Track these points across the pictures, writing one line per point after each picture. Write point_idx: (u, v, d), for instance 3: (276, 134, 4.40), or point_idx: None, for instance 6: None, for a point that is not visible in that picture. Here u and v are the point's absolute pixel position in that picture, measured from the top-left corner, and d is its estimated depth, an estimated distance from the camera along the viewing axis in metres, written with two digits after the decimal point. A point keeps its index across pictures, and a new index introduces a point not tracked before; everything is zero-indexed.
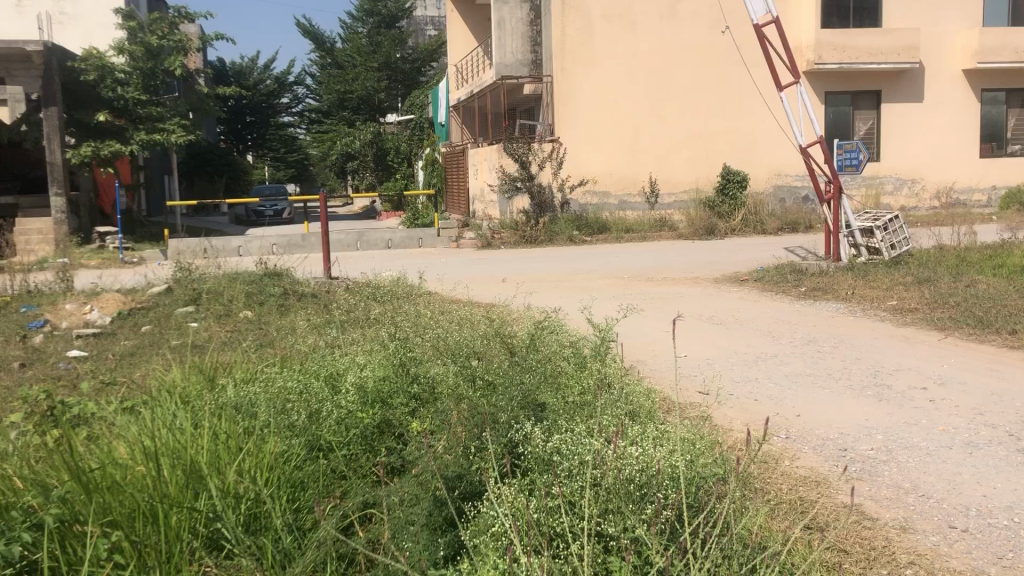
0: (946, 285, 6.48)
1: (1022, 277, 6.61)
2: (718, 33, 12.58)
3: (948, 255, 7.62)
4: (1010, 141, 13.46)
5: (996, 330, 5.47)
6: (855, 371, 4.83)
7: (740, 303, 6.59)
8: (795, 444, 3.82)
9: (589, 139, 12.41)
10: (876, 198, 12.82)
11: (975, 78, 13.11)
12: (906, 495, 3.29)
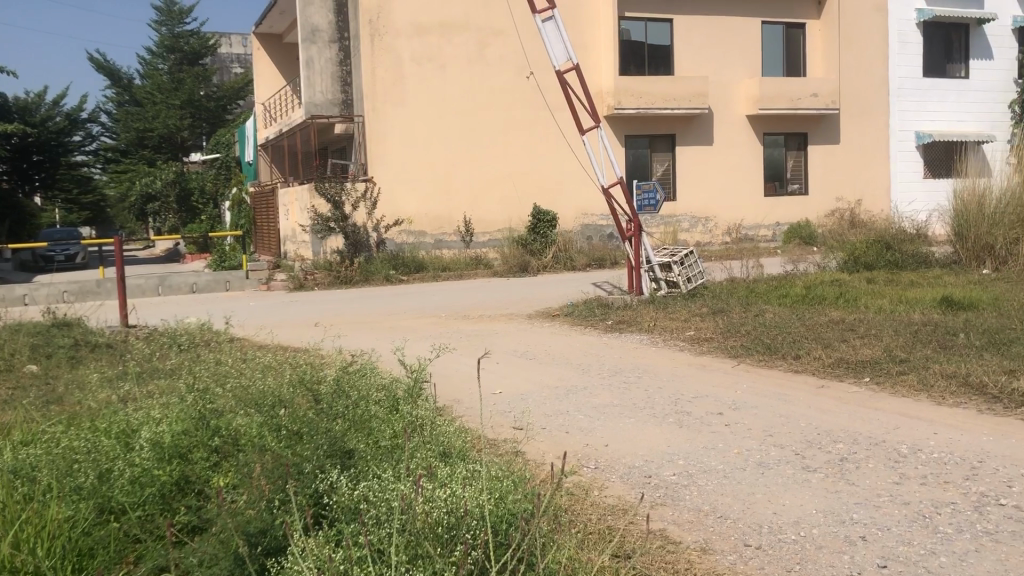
0: (737, 315, 6.94)
1: (802, 307, 7.20)
2: (524, 77, 13.00)
3: (739, 287, 8.18)
4: (791, 181, 14.68)
5: (782, 356, 5.92)
6: (659, 400, 5.06)
7: (551, 338, 6.77)
8: (605, 473, 3.94)
9: (403, 179, 12.47)
10: (675, 235, 13.58)
11: (759, 122, 14.21)
12: (706, 518, 3.46)
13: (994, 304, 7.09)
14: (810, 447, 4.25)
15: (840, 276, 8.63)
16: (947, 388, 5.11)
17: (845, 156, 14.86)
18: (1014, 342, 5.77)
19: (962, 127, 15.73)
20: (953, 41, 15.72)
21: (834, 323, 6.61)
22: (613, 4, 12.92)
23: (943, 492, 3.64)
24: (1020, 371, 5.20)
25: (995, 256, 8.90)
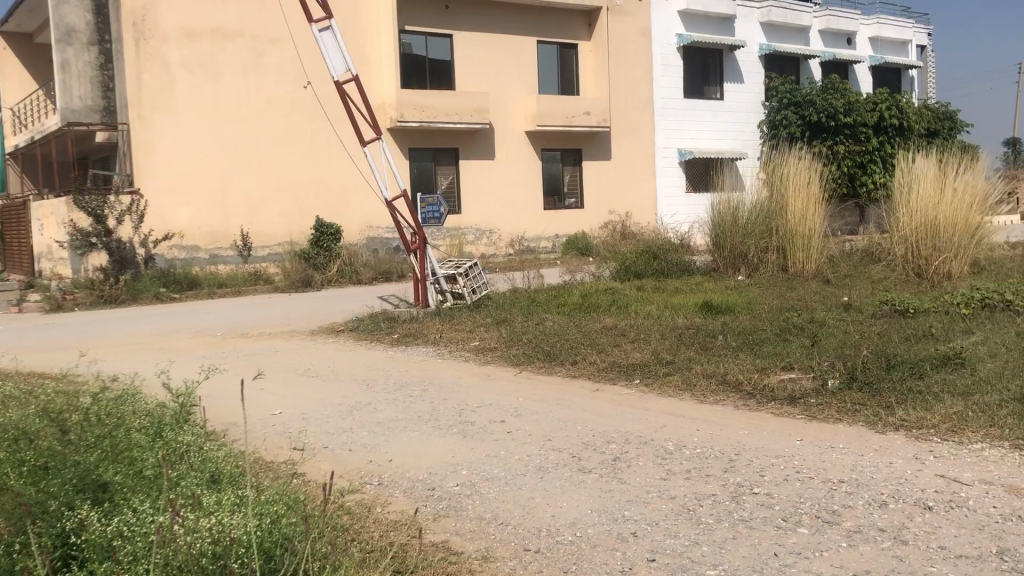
0: (519, 324, 7.14)
1: (580, 315, 7.51)
2: (301, 88, 12.76)
3: (521, 296, 8.43)
4: (567, 195, 15.31)
5: (561, 362, 6.15)
6: (443, 412, 5.09)
7: (334, 354, 6.64)
8: (388, 489, 3.90)
9: (174, 191, 11.83)
10: (459, 246, 13.74)
11: (537, 138, 14.69)
12: (488, 525, 3.50)
13: (748, 307, 7.72)
14: (586, 449, 4.41)
15: (613, 284, 9.08)
16: (707, 387, 5.51)
17: (617, 171, 15.69)
18: (764, 342, 6.31)
19: (719, 145, 17.09)
20: (709, 67, 17.09)
21: (607, 329, 6.94)
22: (392, 17, 12.88)
23: (705, 485, 3.89)
24: (769, 368, 5.70)
25: (748, 264, 9.70)
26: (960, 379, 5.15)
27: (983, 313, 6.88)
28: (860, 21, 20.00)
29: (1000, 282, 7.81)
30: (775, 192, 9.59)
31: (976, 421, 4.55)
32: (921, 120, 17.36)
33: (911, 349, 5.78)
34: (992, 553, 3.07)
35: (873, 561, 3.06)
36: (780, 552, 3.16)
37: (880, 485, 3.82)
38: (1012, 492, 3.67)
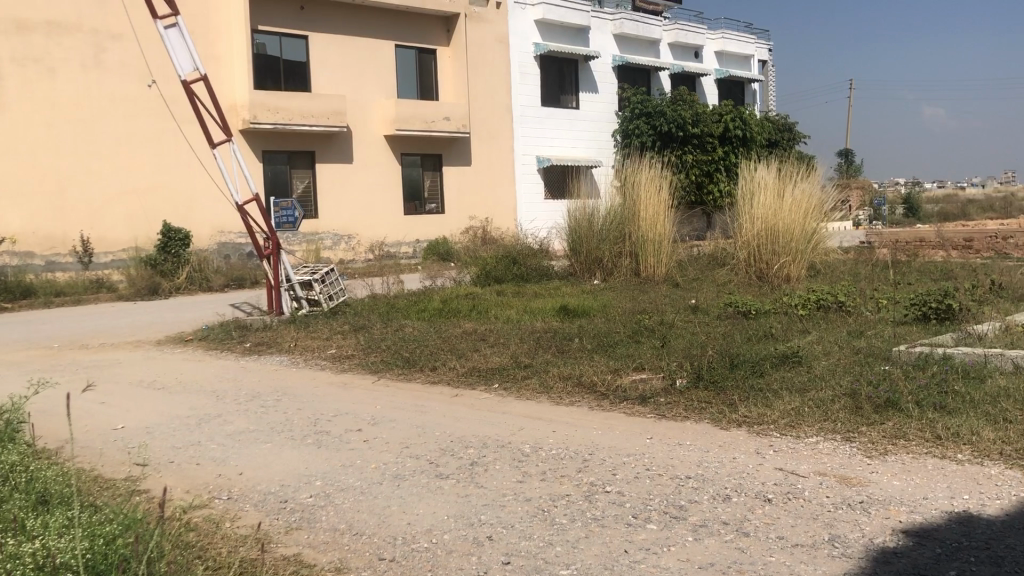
0: (378, 331, 7.06)
1: (439, 320, 7.51)
2: (146, 87, 12.23)
3: (379, 302, 8.37)
4: (427, 200, 15.29)
5: (420, 368, 6.13)
6: (297, 421, 4.97)
7: (182, 364, 6.38)
8: (238, 503, 3.77)
9: (5, 194, 11.07)
10: (317, 252, 13.46)
11: (395, 143, 14.59)
12: (341, 536, 3.44)
13: (603, 310, 7.92)
14: (444, 455, 4.40)
15: (473, 289, 9.13)
16: (563, 389, 5.63)
17: (476, 176, 15.79)
18: (617, 344, 6.51)
19: (575, 153, 17.50)
20: (564, 75, 17.45)
21: (466, 334, 6.97)
22: (244, 15, 12.48)
23: (559, 486, 3.96)
24: (621, 369, 5.91)
25: (603, 268, 9.95)
26: (796, 376, 5.46)
27: (819, 313, 7.31)
28: (706, 36, 20.99)
29: (834, 284, 8.33)
30: (627, 199, 9.87)
31: (810, 415, 4.84)
32: (762, 131, 18.34)
33: (753, 349, 6.08)
34: (825, 540, 3.24)
35: (717, 553, 3.18)
36: (630, 549, 3.24)
37: (724, 480, 3.98)
38: (842, 481, 3.90)
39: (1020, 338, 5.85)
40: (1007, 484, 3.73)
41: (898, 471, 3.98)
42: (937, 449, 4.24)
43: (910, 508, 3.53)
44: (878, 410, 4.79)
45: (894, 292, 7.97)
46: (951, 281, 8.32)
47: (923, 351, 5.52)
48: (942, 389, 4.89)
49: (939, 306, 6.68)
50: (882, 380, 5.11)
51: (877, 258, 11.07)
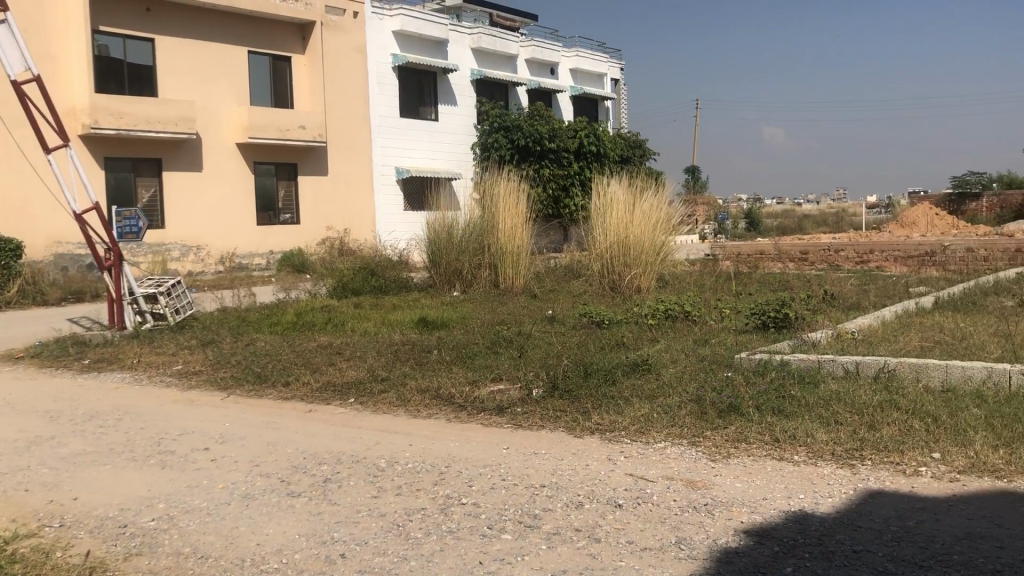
0: (227, 346, 6.84)
1: (293, 334, 7.35)
2: None
3: (229, 316, 8.11)
4: (281, 211, 14.93)
5: (272, 384, 5.96)
6: (139, 442, 4.72)
7: (12, 384, 5.97)
8: (71, 531, 3.55)
9: None
10: (164, 264, 12.88)
11: (249, 151, 14.19)
12: (185, 561, 3.29)
13: (461, 322, 7.94)
14: (296, 473, 4.29)
15: (329, 302, 8.97)
16: (420, 401, 5.60)
17: (333, 187, 15.55)
18: (475, 355, 6.55)
19: (434, 165, 17.50)
20: (424, 87, 17.44)
21: (320, 348, 6.84)
22: (84, 15, 11.84)
23: (415, 499, 3.92)
24: (479, 381, 5.95)
25: (462, 280, 9.98)
26: (646, 384, 5.64)
27: (668, 322, 7.58)
28: (562, 53, 21.56)
29: (682, 295, 8.66)
30: (486, 211, 9.93)
31: (659, 422, 5.00)
32: (615, 147, 18.92)
33: (606, 359, 6.24)
34: (672, 543, 3.35)
35: (569, 560, 3.22)
36: (485, 560, 3.24)
37: (577, 487, 4.05)
38: (688, 485, 4.05)
39: (849, 344, 6.25)
40: (838, 482, 3.96)
41: (740, 473, 4.17)
42: (776, 451, 4.47)
43: (750, 509, 3.69)
44: (722, 415, 5.00)
45: (737, 302, 8.37)
46: (788, 292, 8.81)
47: (763, 357, 5.80)
48: (780, 394, 5.16)
49: (777, 315, 7.06)
50: (725, 387, 5.34)
51: (722, 270, 11.60)
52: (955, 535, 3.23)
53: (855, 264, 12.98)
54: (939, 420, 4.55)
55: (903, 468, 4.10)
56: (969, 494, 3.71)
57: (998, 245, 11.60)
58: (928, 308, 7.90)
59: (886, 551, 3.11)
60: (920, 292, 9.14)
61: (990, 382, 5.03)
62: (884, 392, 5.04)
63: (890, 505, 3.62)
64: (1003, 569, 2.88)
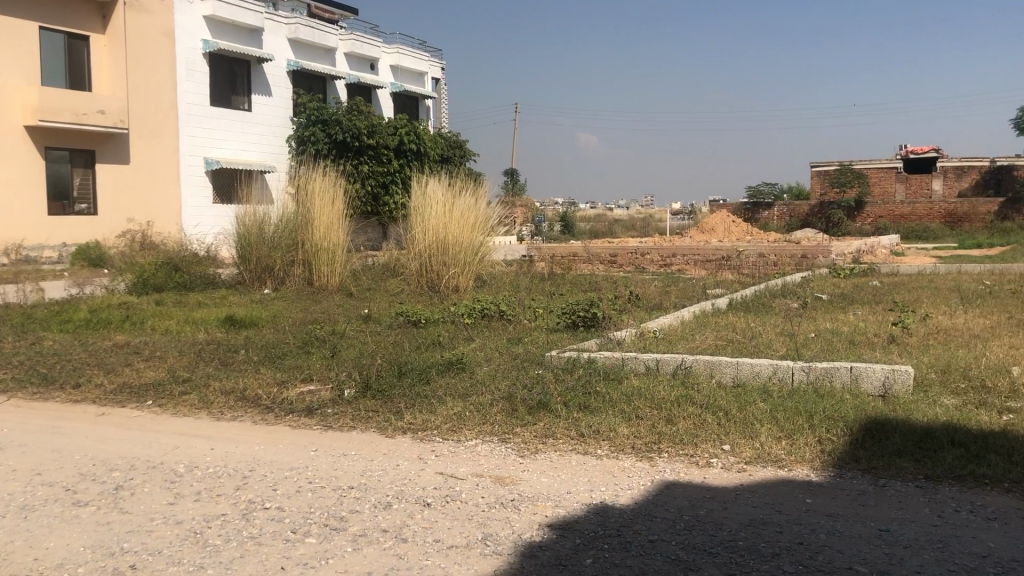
0: (9, 346, 6.32)
1: (86, 333, 6.88)
2: None
3: (13, 313, 7.49)
4: (77, 201, 13.93)
5: (60, 387, 5.54)
6: None
7: None
8: None
9: None
10: None
11: (40, 135, 13.13)
12: None
13: (272, 320, 7.70)
14: (83, 481, 4.00)
15: (128, 298, 8.46)
16: (224, 403, 5.38)
17: (134, 177, 14.68)
18: (286, 355, 6.37)
19: (246, 157, 16.89)
20: (236, 75, 16.77)
21: (116, 347, 6.43)
22: None
23: (214, 505, 3.75)
24: (289, 381, 5.80)
25: (274, 277, 9.70)
26: (460, 382, 5.67)
27: (483, 321, 7.67)
28: (382, 49, 21.48)
29: (497, 294, 8.79)
30: (301, 205, 9.64)
31: (471, 420, 5.05)
32: (435, 146, 18.97)
33: (419, 358, 6.23)
34: (477, 540, 3.37)
35: (374, 561, 3.18)
36: (287, 565, 3.14)
37: (386, 488, 4.01)
38: (497, 481, 4.10)
39: (651, 343, 6.54)
40: (638, 474, 4.13)
41: (546, 468, 4.27)
42: (580, 446, 4.61)
43: (555, 503, 3.78)
44: (532, 412, 5.10)
45: (549, 302, 8.58)
46: (597, 292, 9.14)
47: (571, 355, 5.96)
48: (587, 391, 5.33)
49: (586, 314, 7.29)
50: (536, 384, 5.47)
51: (536, 271, 11.87)
52: (740, 522, 3.44)
53: (659, 267, 13.62)
54: (730, 414, 4.84)
55: (696, 459, 4.34)
56: (755, 482, 3.97)
57: (785, 251, 12.54)
58: (723, 309, 8.40)
59: (679, 539, 3.27)
60: (716, 293, 9.72)
61: (776, 377, 5.40)
62: (682, 388, 5.32)
63: (683, 496, 3.81)
64: (780, 551, 3.09)
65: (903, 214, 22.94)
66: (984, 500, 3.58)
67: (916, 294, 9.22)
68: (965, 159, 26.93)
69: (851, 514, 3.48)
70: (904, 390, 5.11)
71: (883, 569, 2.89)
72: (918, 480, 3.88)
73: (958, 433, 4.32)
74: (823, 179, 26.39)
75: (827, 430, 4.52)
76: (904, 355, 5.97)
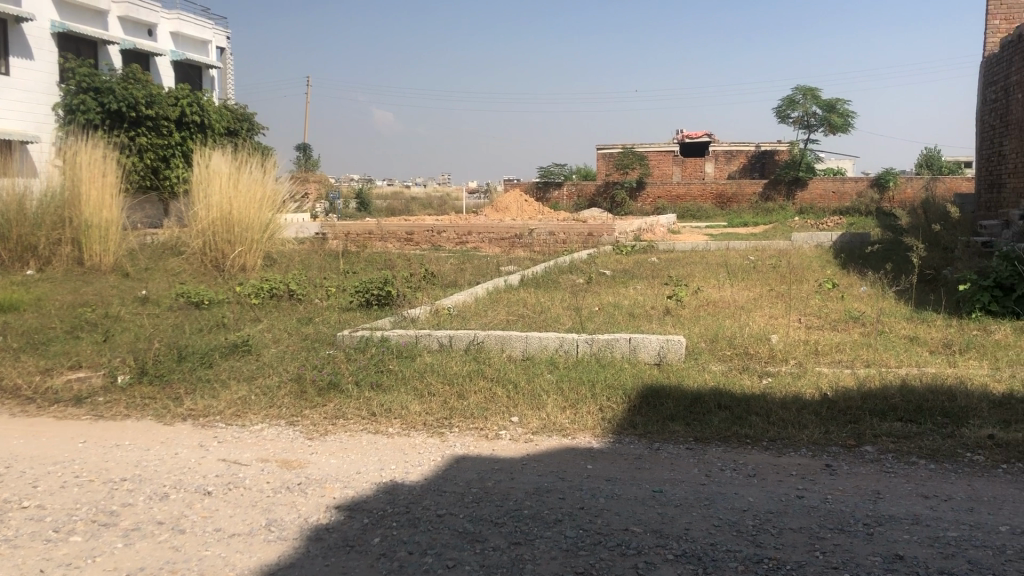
0: None
1: None
2: None
3: None
4: None
5: None
6: None
7: None
8: None
9: None
10: None
11: None
12: None
13: (36, 304, 7.08)
14: None
15: None
16: None
17: None
18: (52, 341, 5.88)
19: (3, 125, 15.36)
20: None
21: None
22: None
23: None
24: (54, 369, 5.36)
25: None
26: (246, 365, 5.46)
27: (272, 302, 7.42)
28: (160, 14, 20.32)
29: (285, 274, 8.53)
30: (67, 177, 8.88)
31: (257, 404, 4.87)
32: (220, 119, 18.12)
33: (202, 341, 5.94)
34: (262, 526, 3.25)
35: (148, 556, 2.99)
36: (47, 568, 2.89)
37: (162, 478, 3.79)
38: (283, 465, 3.98)
39: (444, 320, 6.58)
40: (427, 450, 4.15)
41: (336, 450, 4.19)
42: (371, 425, 4.56)
43: (343, 484, 3.72)
44: (322, 392, 5.00)
45: (341, 281, 8.42)
46: (391, 270, 9.06)
47: (364, 334, 5.87)
48: (379, 369, 5.28)
49: (380, 292, 7.22)
50: (325, 364, 5.36)
51: (329, 249, 11.63)
52: (526, 491, 3.54)
53: (454, 245, 13.71)
54: (518, 386, 4.96)
55: (485, 432, 4.41)
56: (540, 452, 4.08)
57: (573, 229, 13.01)
58: (515, 286, 8.60)
59: (466, 512, 3.31)
60: (509, 270, 9.92)
61: (562, 350, 5.59)
62: (473, 363, 5.39)
63: (472, 468, 3.87)
64: (562, 517, 3.19)
65: (680, 194, 24.33)
66: (746, 458, 3.87)
67: (690, 270, 9.83)
68: (733, 144, 29.04)
69: (627, 477, 3.66)
70: (677, 358, 5.43)
71: (656, 527, 3.06)
72: (688, 442, 4.13)
73: (725, 397, 4.64)
74: (609, 161, 27.60)
75: (608, 399, 4.73)
76: (678, 326, 6.37)
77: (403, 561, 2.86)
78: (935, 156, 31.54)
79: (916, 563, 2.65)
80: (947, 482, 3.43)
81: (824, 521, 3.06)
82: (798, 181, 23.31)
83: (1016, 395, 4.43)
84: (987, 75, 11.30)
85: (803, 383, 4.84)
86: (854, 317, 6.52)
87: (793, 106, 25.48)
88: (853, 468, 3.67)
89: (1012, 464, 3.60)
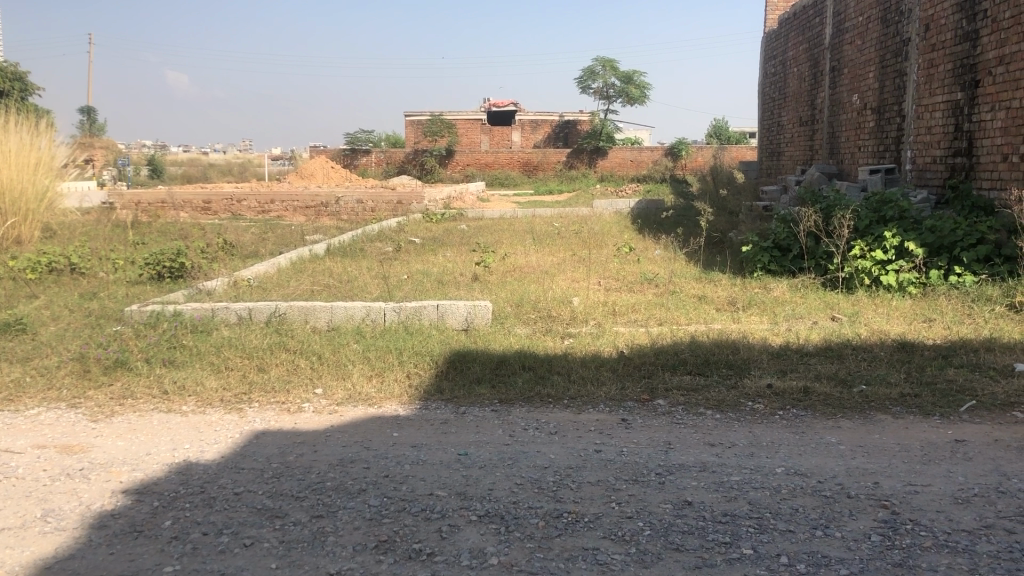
0: None
1: None
2: None
3: None
4: None
5: None
6: None
7: None
8: None
9: None
10: None
11: None
12: None
13: None
14: None
15: None
16: None
17: None
18: None
19: None
20: None
21: None
22: None
23: None
24: None
25: None
26: (19, 346, 5.01)
27: (50, 276, 6.86)
28: None
29: (65, 246, 7.90)
30: None
31: (33, 387, 4.48)
32: None
33: None
34: (36, 518, 2.99)
35: None
36: None
37: None
38: (63, 451, 3.68)
39: (244, 291, 6.33)
40: (225, 427, 3.97)
41: (122, 432, 3.92)
42: (163, 403, 4.30)
43: (131, 467, 3.49)
44: (108, 371, 4.66)
45: (130, 253, 7.89)
46: (186, 241, 8.60)
47: (154, 309, 5.52)
48: (172, 345, 4.99)
49: (171, 264, 6.83)
50: (111, 341, 5.00)
51: (116, 218, 10.88)
52: (329, 463, 3.45)
53: (257, 213, 13.19)
54: (323, 357, 4.85)
55: (287, 406, 4.26)
56: (344, 423, 4.00)
57: (382, 198, 12.86)
58: (320, 255, 8.38)
59: (266, 488, 3.18)
60: (314, 239, 9.66)
61: (369, 319, 5.50)
62: (274, 335, 5.20)
63: (272, 444, 3.74)
64: (367, 486, 3.14)
65: (489, 162, 24.44)
66: (548, 417, 3.96)
67: (496, 236, 9.95)
68: (538, 113, 29.71)
69: (433, 443, 3.65)
70: (484, 323, 5.50)
71: (460, 489, 3.07)
72: (493, 404, 4.17)
73: (528, 358, 4.73)
74: (417, 128, 27.48)
75: (415, 365, 4.71)
76: (484, 291, 6.43)
77: (196, 543, 2.71)
78: (722, 127, 33.62)
79: (703, 507, 2.80)
80: (731, 429, 3.66)
81: (620, 472, 3.18)
82: (599, 150, 24.22)
83: (791, 346, 4.79)
84: (767, 49, 12.10)
85: (601, 342, 5.03)
86: (649, 279, 6.82)
87: (592, 77, 26.32)
88: (647, 421, 3.83)
89: (788, 410, 3.88)
